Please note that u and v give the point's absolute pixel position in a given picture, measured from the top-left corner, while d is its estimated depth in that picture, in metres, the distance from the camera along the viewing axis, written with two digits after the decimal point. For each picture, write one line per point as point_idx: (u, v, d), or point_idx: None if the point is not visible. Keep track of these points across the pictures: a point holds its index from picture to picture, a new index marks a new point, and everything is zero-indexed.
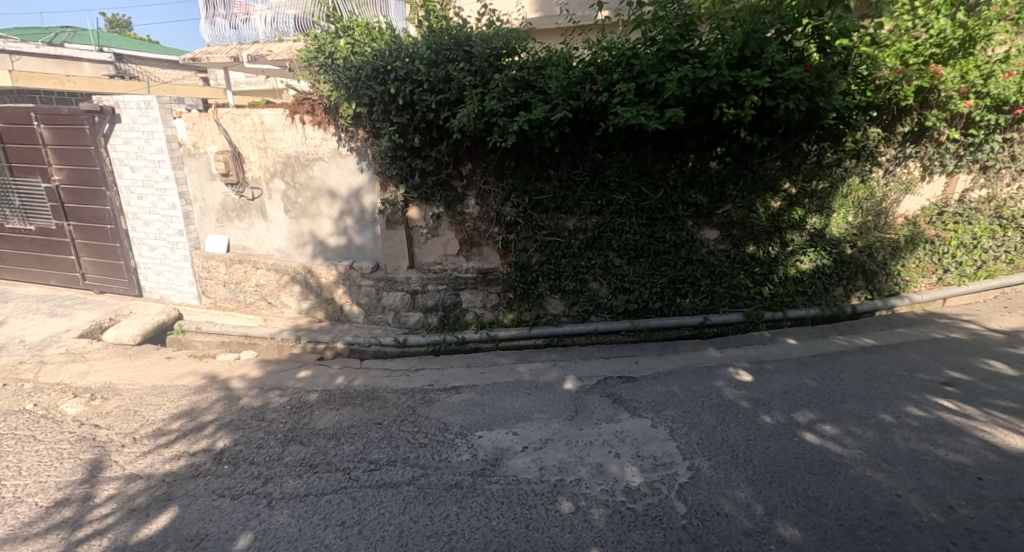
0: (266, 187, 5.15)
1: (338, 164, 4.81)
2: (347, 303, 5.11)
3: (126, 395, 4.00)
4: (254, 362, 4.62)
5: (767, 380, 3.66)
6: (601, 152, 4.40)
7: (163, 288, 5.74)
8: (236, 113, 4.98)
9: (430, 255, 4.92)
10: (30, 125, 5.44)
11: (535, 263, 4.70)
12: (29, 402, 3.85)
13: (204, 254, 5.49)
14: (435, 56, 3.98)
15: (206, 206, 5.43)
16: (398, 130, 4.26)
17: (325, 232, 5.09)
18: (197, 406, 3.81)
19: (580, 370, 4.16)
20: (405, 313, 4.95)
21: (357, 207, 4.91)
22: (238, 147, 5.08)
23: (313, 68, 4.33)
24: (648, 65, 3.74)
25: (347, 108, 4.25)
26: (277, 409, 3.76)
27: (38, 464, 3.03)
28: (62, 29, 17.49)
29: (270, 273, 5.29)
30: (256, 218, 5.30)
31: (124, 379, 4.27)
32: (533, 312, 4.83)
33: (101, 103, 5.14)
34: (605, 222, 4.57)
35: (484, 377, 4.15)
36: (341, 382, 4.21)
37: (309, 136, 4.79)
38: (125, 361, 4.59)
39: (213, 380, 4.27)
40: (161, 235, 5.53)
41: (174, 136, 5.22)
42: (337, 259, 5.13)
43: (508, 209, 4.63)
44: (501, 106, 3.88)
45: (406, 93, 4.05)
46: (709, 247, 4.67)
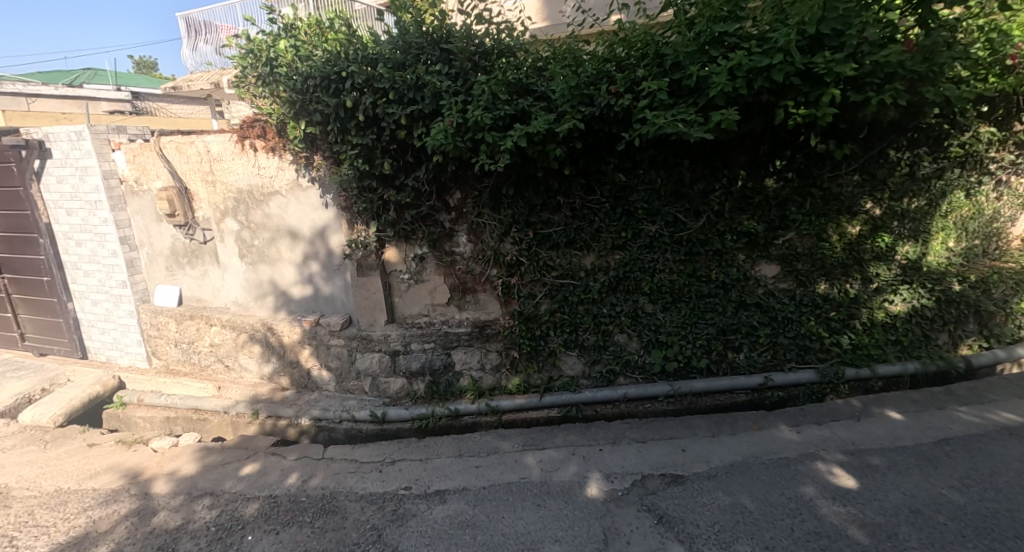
0: (218, 228, 4.28)
1: (299, 198, 3.91)
2: (315, 367, 4.16)
3: (16, 508, 3.09)
4: (193, 450, 3.66)
5: (882, 488, 2.53)
6: (623, 172, 3.40)
7: (109, 349, 4.91)
8: (180, 140, 4.16)
9: (414, 305, 3.94)
10: None
11: (544, 313, 3.68)
12: None
13: (151, 309, 4.63)
14: (403, 59, 3.11)
15: (153, 251, 4.59)
16: (361, 153, 3.34)
17: (286, 280, 4.18)
18: (95, 529, 2.86)
19: (608, 463, 3.07)
20: (385, 380, 3.96)
21: (323, 249, 3.99)
22: (184, 182, 4.25)
23: (252, 80, 3.53)
24: (685, 54, 2.76)
25: (296, 128, 3.37)
26: (197, 532, 2.79)
27: None
28: (81, 72, 17.62)
29: (225, 330, 4.39)
30: (209, 264, 4.43)
31: (23, 480, 3.37)
32: (545, 375, 3.80)
33: (28, 136, 4.41)
34: (631, 259, 3.54)
35: (480, 474, 3.10)
36: (294, 480, 3.21)
37: (262, 165, 3.92)
38: (36, 452, 3.70)
39: (133, 480, 3.33)
40: (103, 286, 4.72)
41: (113, 171, 4.43)
42: (302, 312, 4.21)
43: (508, 246, 3.64)
44: (491, 117, 2.91)
45: (366, 106, 3.15)
46: (768, 286, 3.59)
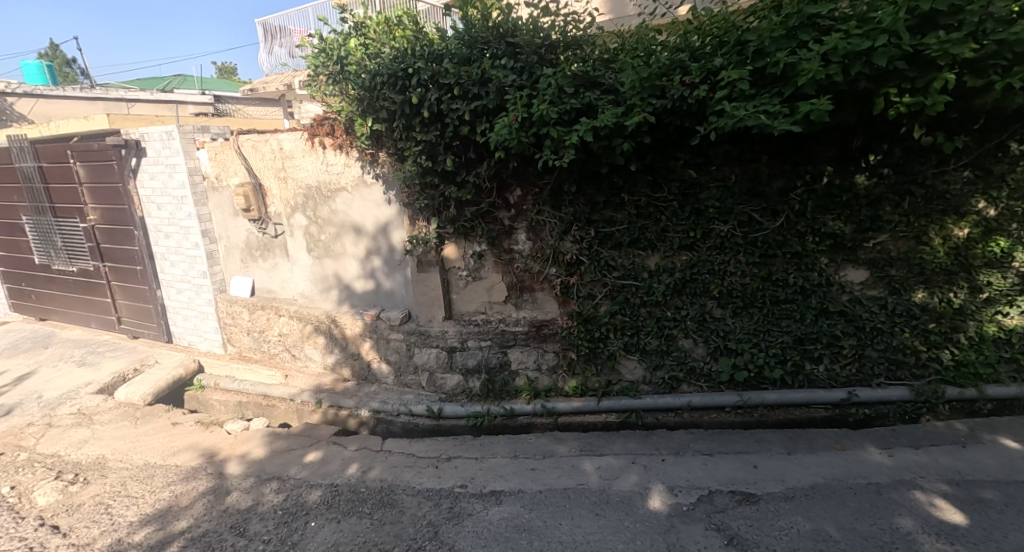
0: (288, 223, 4.48)
1: (363, 195, 4.00)
2: (375, 360, 4.25)
3: (110, 478, 3.38)
4: (262, 435, 3.85)
5: (997, 528, 2.22)
6: (693, 168, 3.20)
7: (190, 334, 5.29)
8: (257, 138, 4.36)
9: (471, 302, 3.92)
10: (68, 163, 5.31)
11: (604, 315, 3.55)
12: (8, 483, 3.35)
13: (228, 298, 4.92)
14: (469, 53, 3.07)
15: (230, 244, 4.88)
16: (425, 150, 3.35)
17: (350, 274, 4.30)
18: (176, 504, 3.06)
19: (670, 475, 2.91)
20: (441, 375, 3.98)
21: (385, 245, 4.07)
22: (259, 178, 4.47)
23: (323, 79, 3.64)
24: (770, 39, 2.53)
25: (363, 126, 3.43)
26: (265, 514, 2.91)
27: None
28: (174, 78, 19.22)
29: (293, 321, 4.59)
30: (279, 258, 4.64)
31: (117, 453, 3.68)
32: (603, 379, 3.66)
33: (127, 136, 4.81)
34: (700, 260, 3.33)
35: (536, 478, 3.02)
36: (354, 471, 3.28)
37: (330, 162, 4.05)
38: (128, 427, 4.03)
39: (209, 460, 3.54)
40: (187, 276, 5.07)
41: (197, 168, 4.74)
42: (364, 306, 4.31)
43: (568, 245, 3.54)
44: (556, 111, 2.82)
45: (431, 102, 3.14)
46: (854, 293, 3.24)
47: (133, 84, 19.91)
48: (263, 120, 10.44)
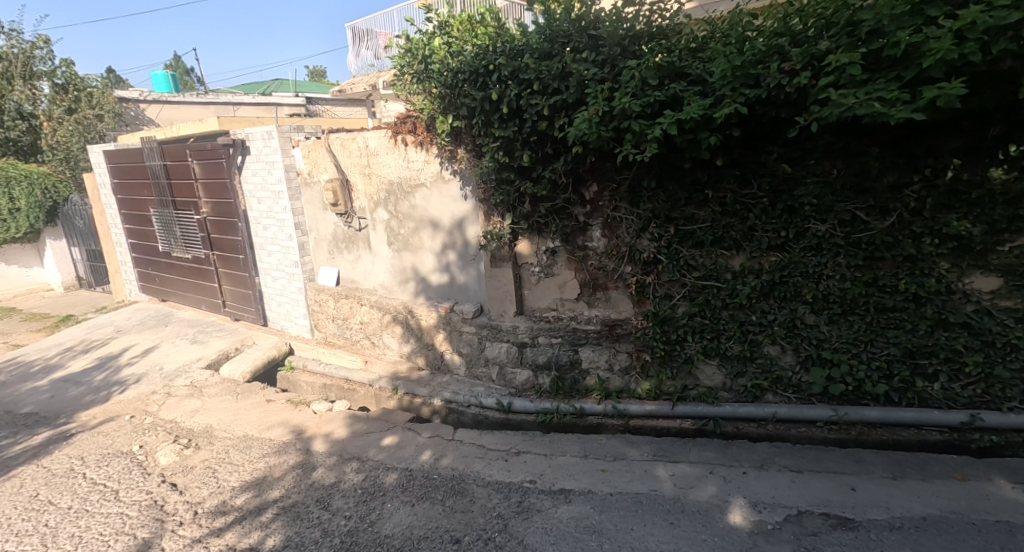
0: (371, 217, 4.71)
1: (441, 190, 4.11)
2: (448, 351, 4.38)
3: (216, 446, 3.76)
4: (344, 417, 4.10)
5: None
6: (788, 163, 2.95)
7: (282, 319, 5.75)
8: (345, 136, 4.62)
9: (543, 298, 3.90)
10: (187, 161, 5.95)
11: (682, 317, 3.39)
12: (137, 443, 3.85)
13: (316, 287, 5.29)
14: (550, 48, 3.06)
15: (319, 236, 5.23)
16: (502, 146, 3.37)
17: (426, 268, 4.45)
18: (270, 474, 3.35)
19: (753, 490, 2.72)
20: (511, 370, 4.02)
21: (460, 240, 4.16)
22: (346, 174, 4.74)
23: (408, 78, 3.77)
24: (889, 18, 2.24)
25: (443, 123, 3.52)
26: (347, 491, 3.09)
27: (99, 537, 2.80)
28: (272, 82, 20.88)
29: (373, 310, 4.84)
30: (362, 250, 4.90)
31: (222, 423, 4.09)
32: (679, 383, 3.51)
33: (234, 136, 5.29)
34: (792, 262, 3.07)
35: (606, 480, 2.96)
36: (427, 457, 3.40)
37: (411, 159, 4.19)
38: (231, 401, 4.47)
39: (299, 436, 3.83)
40: (281, 265, 5.51)
41: (293, 166, 5.12)
42: (438, 298, 4.44)
43: (646, 243, 3.41)
44: (639, 104, 2.71)
45: (510, 98, 3.16)
46: (982, 303, 2.81)
47: (239, 89, 21.92)
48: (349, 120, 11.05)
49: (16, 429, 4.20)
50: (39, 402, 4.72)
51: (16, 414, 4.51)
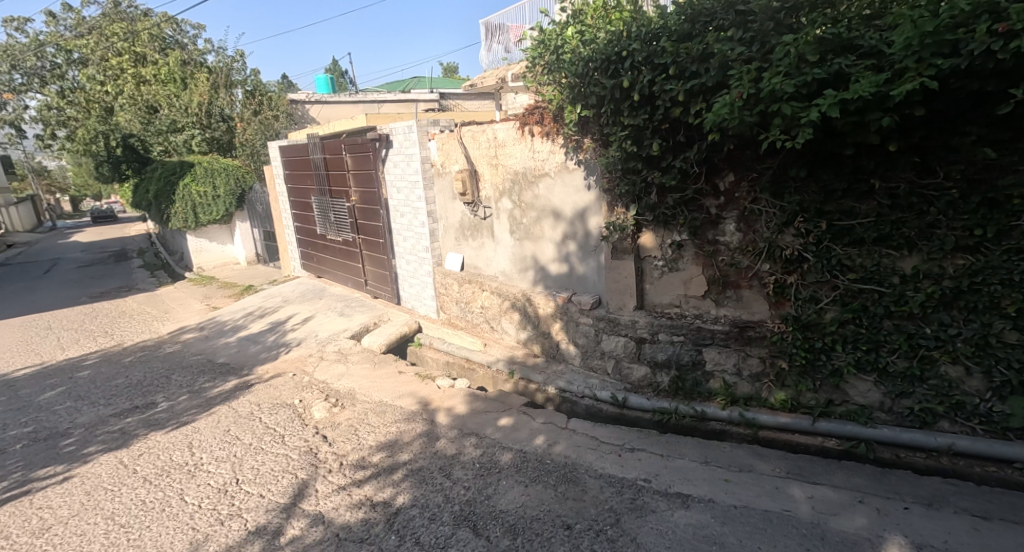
0: (496, 206, 4.91)
1: (564, 180, 4.13)
2: (564, 341, 4.42)
3: (357, 407, 4.27)
4: (464, 394, 4.38)
5: None
6: (991, 146, 2.41)
7: (413, 299, 6.29)
8: (475, 129, 4.85)
9: (666, 293, 3.74)
10: (342, 155, 6.74)
11: (830, 323, 2.98)
12: (298, 397, 4.53)
13: (443, 271, 5.68)
14: (690, 29, 2.90)
15: (448, 223, 5.59)
16: (631, 135, 3.25)
17: (546, 257, 4.52)
18: (401, 438, 3.72)
19: (916, 529, 2.34)
20: (627, 365, 3.92)
21: (581, 231, 4.15)
22: (475, 165, 4.98)
23: (539, 69, 3.82)
24: None
25: (572, 112, 3.52)
26: (466, 463, 3.31)
27: (270, 472, 3.36)
28: (411, 80, 22.61)
29: (494, 296, 5.07)
30: (486, 238, 5.14)
31: (362, 388, 4.63)
32: (822, 397, 3.13)
33: (381, 131, 5.86)
34: (988, 267, 2.49)
35: (730, 491, 2.76)
36: (541, 442, 3.49)
37: (537, 149, 4.26)
38: (369, 369, 5.03)
39: (425, 407, 4.19)
40: (414, 250, 6.01)
41: (428, 158, 5.52)
42: (556, 288, 4.50)
43: (789, 238, 3.06)
44: (793, 84, 2.43)
45: (643, 84, 3.04)
46: None
47: (383, 87, 24.06)
48: (477, 112, 11.54)
49: (214, 375, 5.21)
50: (229, 355, 5.79)
51: (214, 362, 5.60)
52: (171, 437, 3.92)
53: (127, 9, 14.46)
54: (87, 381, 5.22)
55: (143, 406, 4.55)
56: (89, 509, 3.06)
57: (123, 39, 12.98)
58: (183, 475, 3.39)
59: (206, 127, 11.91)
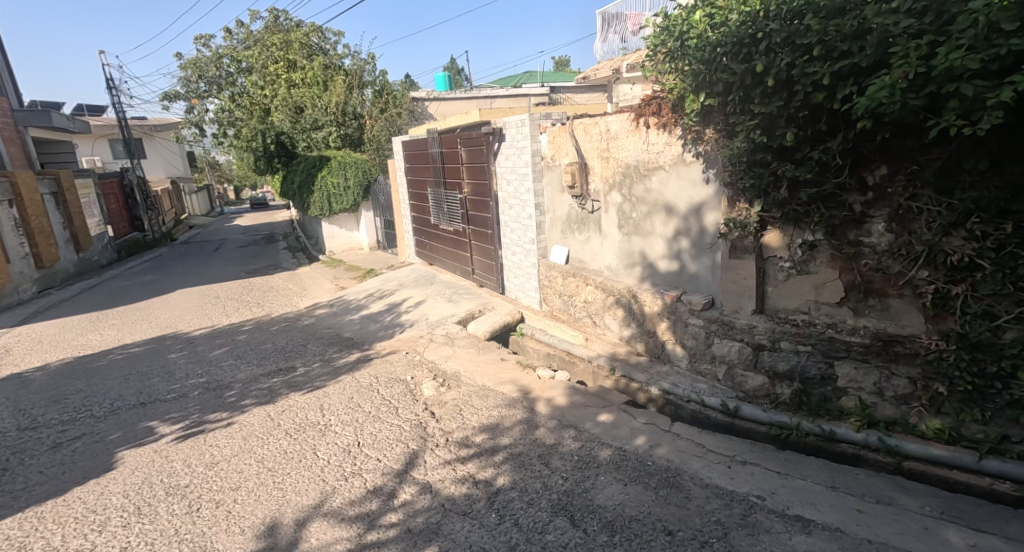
0: (605, 200, 4.83)
1: (680, 173, 3.94)
2: (670, 341, 4.24)
3: (463, 389, 4.51)
4: (564, 386, 4.41)
5: None
6: None
7: (517, 290, 6.46)
8: (588, 121, 4.79)
9: (792, 298, 3.37)
10: (457, 149, 7.09)
11: (1011, 345, 2.43)
12: (410, 374, 4.90)
13: (547, 264, 5.74)
14: (844, 2, 2.54)
15: (554, 216, 5.63)
16: (761, 124, 2.99)
17: (656, 253, 4.36)
18: (502, 422, 3.86)
19: None
20: (741, 373, 3.66)
21: (696, 227, 3.93)
22: (585, 158, 4.94)
23: (660, 57, 3.66)
24: None
25: (694, 101, 3.34)
26: (565, 454, 3.35)
27: (386, 440, 3.70)
28: (523, 74, 22.99)
29: (598, 291, 5.01)
30: (593, 232, 5.09)
31: (467, 371, 4.87)
32: (991, 432, 2.64)
33: (494, 125, 6.04)
34: None
35: (862, 523, 2.47)
36: (642, 443, 3.40)
37: (651, 141, 4.11)
38: (474, 354, 5.28)
39: (525, 395, 4.29)
40: (520, 242, 6.15)
41: (539, 151, 5.59)
42: (665, 286, 4.32)
43: (958, 243, 2.53)
44: (978, 59, 2.05)
45: (780, 69, 2.77)
46: None
47: (496, 82, 24.76)
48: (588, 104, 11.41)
49: (341, 348, 5.84)
50: (354, 331, 6.44)
51: (341, 336, 6.26)
52: (307, 399, 4.48)
53: (283, 22, 16.53)
54: (245, 343, 6.15)
55: (285, 369, 5.25)
56: (244, 452, 3.61)
57: (279, 49, 14.85)
58: (315, 432, 3.86)
59: (341, 124, 13.24)
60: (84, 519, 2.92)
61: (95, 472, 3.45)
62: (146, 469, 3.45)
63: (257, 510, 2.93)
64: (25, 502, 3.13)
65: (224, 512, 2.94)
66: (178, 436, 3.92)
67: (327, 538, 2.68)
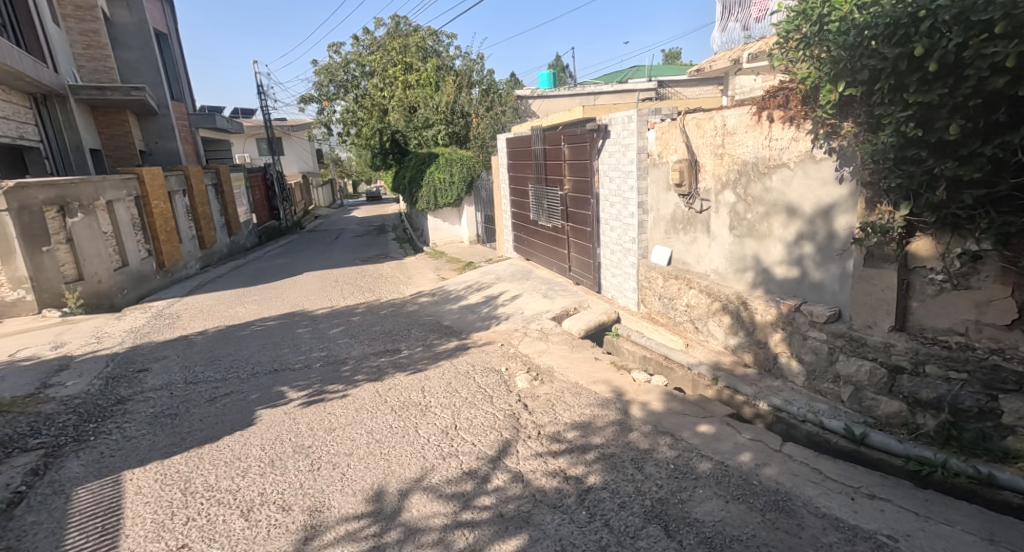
0: (716, 199, 4.56)
1: (807, 172, 3.59)
2: (785, 354, 3.90)
3: (555, 384, 4.54)
4: (660, 391, 4.25)
5: None
6: None
7: (614, 289, 6.34)
8: (701, 116, 4.55)
9: (944, 317, 2.90)
10: (560, 146, 7.11)
11: None
12: (505, 365, 5.05)
13: (648, 264, 5.57)
14: None
15: (658, 216, 5.43)
16: (916, 115, 2.60)
17: (772, 258, 4.03)
18: (594, 422, 3.82)
19: None
20: (872, 396, 3.25)
21: (823, 231, 3.56)
22: (696, 155, 4.70)
23: (793, 44, 3.36)
24: None
25: (831, 92, 3.04)
26: (659, 461, 3.23)
27: (481, 426, 3.85)
28: (630, 69, 22.30)
29: (702, 295, 4.75)
30: (700, 233, 4.83)
31: (560, 367, 4.89)
32: None
33: (600, 122, 5.97)
34: None
35: None
36: (746, 459, 3.17)
37: (774, 137, 3.79)
38: (567, 350, 5.29)
39: (619, 397, 4.21)
40: (620, 241, 6.02)
41: (645, 147, 5.42)
42: (781, 294, 3.98)
43: None
44: None
45: (945, 51, 2.39)
46: None
47: (601, 79, 24.39)
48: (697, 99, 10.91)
49: (442, 335, 6.17)
50: (453, 319, 6.76)
51: (441, 324, 6.62)
52: (410, 380, 4.81)
53: (402, 28, 17.72)
54: (358, 324, 6.74)
55: (392, 350, 5.67)
56: (357, 422, 3.98)
57: (398, 53, 15.96)
58: (417, 411, 4.13)
59: (450, 122, 13.92)
60: (230, 464, 3.42)
61: (239, 425, 4.01)
62: (278, 427, 3.94)
63: (366, 476, 3.22)
64: (189, 444, 3.73)
65: (339, 473, 3.27)
66: (304, 402, 4.42)
67: (426, 510, 2.86)
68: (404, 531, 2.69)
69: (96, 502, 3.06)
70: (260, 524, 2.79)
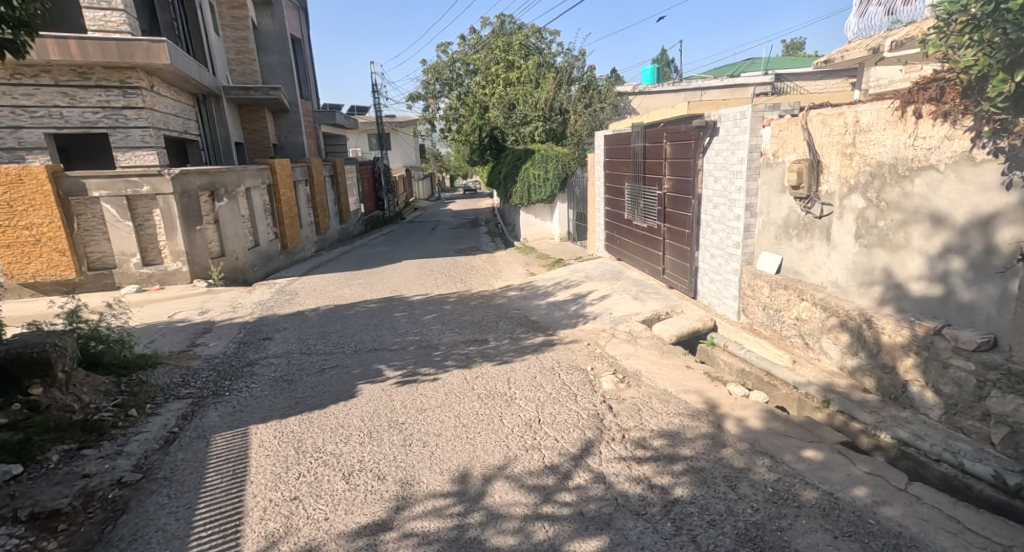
0: (840, 204, 4.12)
1: (962, 175, 3.12)
2: (917, 382, 3.43)
3: (643, 389, 4.40)
4: (760, 408, 3.95)
5: None
6: None
7: (712, 296, 5.99)
8: (829, 111, 4.12)
9: None
10: (662, 143, 6.84)
11: None
12: (591, 365, 4.99)
13: (753, 271, 5.19)
14: None
15: (769, 219, 5.03)
16: None
17: (908, 272, 3.56)
18: (684, 432, 3.65)
19: None
20: None
21: (978, 244, 3.07)
22: (819, 154, 4.28)
23: (956, 28, 2.92)
24: None
25: (1003, 82, 2.62)
26: (756, 483, 3.01)
27: (564, 422, 3.85)
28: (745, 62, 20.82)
29: (816, 308, 4.32)
30: (818, 240, 4.39)
31: (649, 372, 4.73)
32: None
33: (708, 118, 5.64)
34: None
35: None
36: (862, 494, 2.84)
37: (921, 134, 3.33)
38: (657, 355, 5.10)
39: (712, 409, 3.97)
40: (722, 245, 5.67)
41: (758, 145, 5.04)
42: (916, 314, 3.50)
43: None
44: None
45: None
46: None
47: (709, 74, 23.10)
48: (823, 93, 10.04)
49: (529, 329, 6.25)
50: (541, 315, 6.81)
51: (529, 318, 6.71)
52: (496, 370, 4.94)
53: (506, 27, 18.11)
54: (450, 312, 7.05)
55: (481, 340, 5.86)
56: (446, 405, 4.17)
57: (501, 51, 16.35)
58: (502, 401, 4.23)
59: (548, 119, 13.98)
60: (335, 430, 3.75)
61: (344, 396, 4.39)
62: (375, 402, 4.25)
63: (454, 457, 3.36)
64: (302, 407, 4.15)
65: (429, 450, 3.46)
66: (399, 381, 4.72)
67: (508, 498, 2.92)
68: (486, 514, 2.78)
69: (229, 449, 3.52)
70: (358, 488, 3.03)
